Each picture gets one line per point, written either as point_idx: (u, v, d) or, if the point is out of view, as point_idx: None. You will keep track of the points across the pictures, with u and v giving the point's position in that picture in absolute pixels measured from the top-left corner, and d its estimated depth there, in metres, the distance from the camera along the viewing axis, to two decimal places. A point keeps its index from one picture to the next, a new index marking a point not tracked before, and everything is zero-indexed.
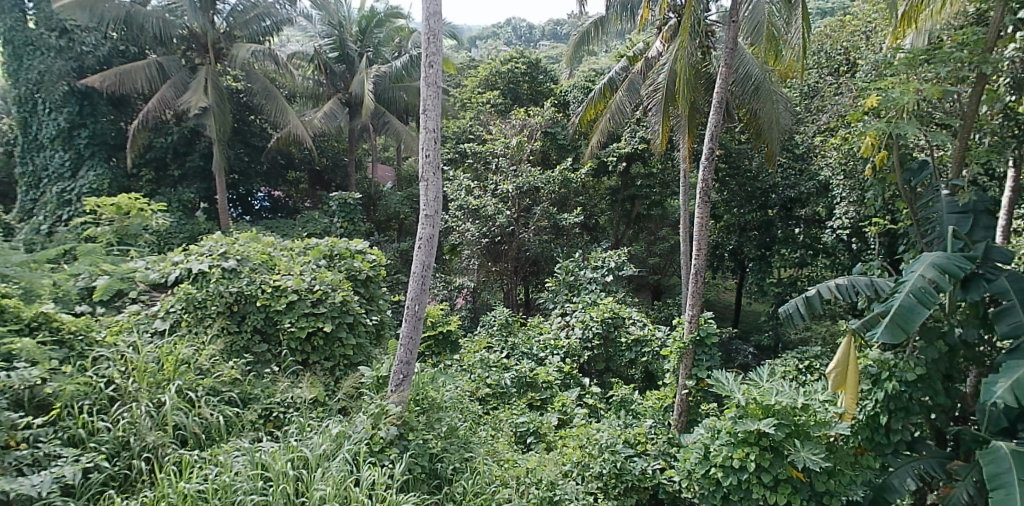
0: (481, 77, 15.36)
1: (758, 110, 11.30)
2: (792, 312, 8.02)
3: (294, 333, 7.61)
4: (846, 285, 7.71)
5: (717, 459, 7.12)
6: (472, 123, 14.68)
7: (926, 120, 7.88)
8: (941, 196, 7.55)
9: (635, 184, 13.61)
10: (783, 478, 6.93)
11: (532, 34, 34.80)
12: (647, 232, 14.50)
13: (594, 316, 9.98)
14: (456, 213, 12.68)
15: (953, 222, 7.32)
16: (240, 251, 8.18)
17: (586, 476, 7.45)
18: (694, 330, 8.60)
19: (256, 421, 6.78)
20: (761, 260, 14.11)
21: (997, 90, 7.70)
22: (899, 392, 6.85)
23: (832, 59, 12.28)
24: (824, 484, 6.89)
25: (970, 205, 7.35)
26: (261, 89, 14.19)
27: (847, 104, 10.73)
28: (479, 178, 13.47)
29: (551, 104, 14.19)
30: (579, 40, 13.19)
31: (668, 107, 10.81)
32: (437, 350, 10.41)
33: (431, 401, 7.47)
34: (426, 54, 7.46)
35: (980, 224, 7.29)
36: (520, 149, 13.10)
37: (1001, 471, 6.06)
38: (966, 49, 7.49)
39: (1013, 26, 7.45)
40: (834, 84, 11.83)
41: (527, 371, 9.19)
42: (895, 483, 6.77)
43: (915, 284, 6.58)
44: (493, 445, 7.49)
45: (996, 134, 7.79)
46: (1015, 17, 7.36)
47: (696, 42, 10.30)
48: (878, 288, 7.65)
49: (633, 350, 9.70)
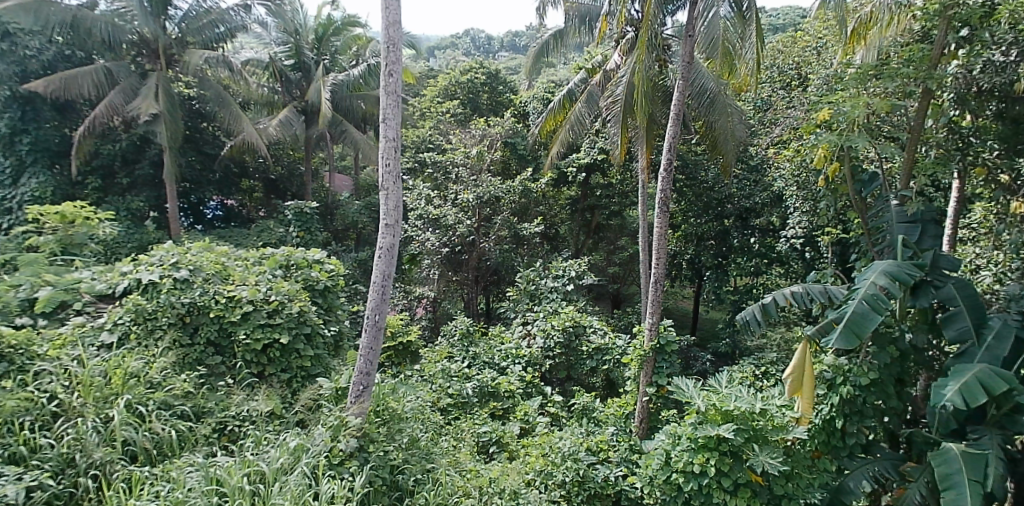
0: (440, 87, 15.31)
1: (714, 123, 11.54)
2: (749, 320, 8.12)
3: (249, 345, 7.44)
4: (800, 292, 7.86)
5: (678, 465, 7.13)
6: (431, 132, 14.54)
7: (875, 133, 8.10)
8: (890, 207, 7.76)
9: (594, 194, 13.74)
10: (743, 482, 7.00)
11: (491, 45, 34.91)
12: (607, 241, 14.55)
13: (555, 325, 10.00)
14: (416, 222, 12.61)
15: (902, 231, 7.53)
16: (192, 261, 7.94)
17: (549, 484, 7.39)
18: (654, 338, 8.67)
19: (209, 435, 6.57)
20: (718, 268, 14.29)
21: (942, 105, 7.92)
22: (854, 396, 7.01)
23: (784, 74, 12.67)
24: (782, 487, 7.01)
25: (918, 215, 7.57)
26: (215, 96, 13.96)
27: (799, 117, 11.04)
28: (439, 188, 13.42)
29: (511, 114, 14.22)
30: (539, 50, 13.25)
31: (626, 118, 10.95)
32: (397, 361, 10.28)
33: (392, 412, 7.36)
34: (385, 62, 7.39)
35: (928, 234, 7.52)
36: (480, 158, 13.10)
37: (952, 472, 6.21)
38: (912, 66, 7.76)
39: (957, 44, 7.69)
40: (786, 99, 12.14)
41: (489, 381, 9.13)
42: (850, 486, 6.87)
43: (867, 291, 6.73)
44: (455, 455, 7.39)
45: (940, 147, 7.98)
46: (958, 35, 7.63)
47: (653, 55, 10.47)
48: (831, 295, 7.81)
49: (594, 358, 9.75)
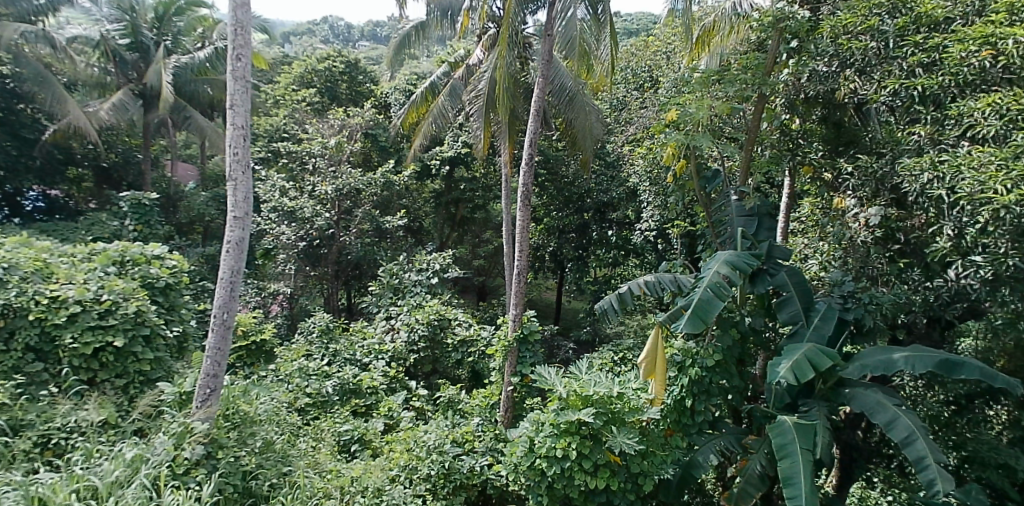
0: (295, 74, 14.66)
1: (573, 120, 11.88)
2: (607, 309, 8.43)
3: (77, 349, 6.76)
4: (653, 282, 8.25)
5: (541, 451, 7.24)
6: (286, 121, 13.84)
7: (718, 134, 8.71)
8: (731, 202, 8.34)
9: (458, 187, 13.67)
10: (602, 463, 7.15)
11: (351, 33, 33.95)
12: (471, 234, 14.59)
13: (420, 319, 9.85)
14: (270, 215, 12.00)
15: (741, 224, 8.11)
16: (6, 257, 7.09)
17: (413, 479, 7.28)
18: (518, 328, 8.79)
19: (29, 451, 5.94)
20: (578, 260, 14.76)
21: (775, 110, 8.58)
22: (701, 376, 7.51)
23: (637, 76, 13.28)
24: (639, 465, 7.20)
25: (755, 209, 8.19)
26: (32, 74, 12.89)
27: (651, 117, 11.59)
28: (295, 179, 12.85)
29: (371, 105, 13.90)
30: (400, 42, 12.98)
31: (488, 114, 11.03)
32: (250, 361, 9.74)
33: (243, 415, 6.86)
34: (233, 46, 6.95)
35: (763, 226, 8.16)
36: (339, 149, 12.68)
37: (786, 442, 6.74)
38: (750, 72, 8.45)
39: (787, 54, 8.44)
40: (639, 99, 12.71)
41: (351, 377, 8.86)
42: (699, 460, 7.33)
43: (712, 279, 7.18)
44: (314, 456, 7.11)
45: (775, 147, 8.66)
46: (789, 46, 8.36)
47: (514, 53, 10.63)
48: (680, 284, 8.25)
49: (459, 351, 9.78)
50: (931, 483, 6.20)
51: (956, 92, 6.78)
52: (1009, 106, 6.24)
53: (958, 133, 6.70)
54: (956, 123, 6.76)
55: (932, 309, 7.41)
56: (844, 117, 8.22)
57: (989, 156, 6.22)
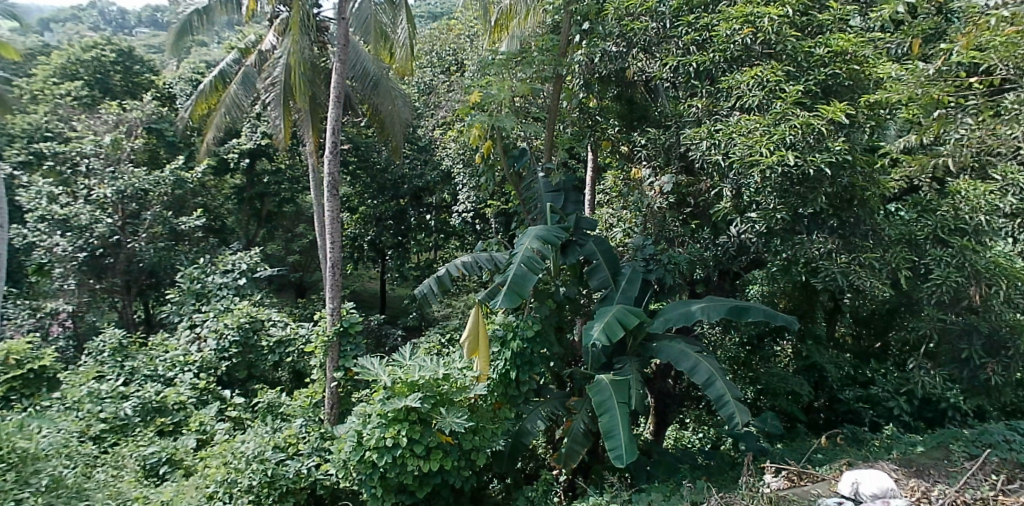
0: (55, 65, 12.97)
1: (379, 106, 11.64)
2: (426, 293, 8.40)
3: None
4: (470, 262, 8.32)
5: (370, 443, 7.04)
6: (48, 118, 12.17)
7: (523, 113, 9.08)
8: (538, 178, 8.64)
9: (261, 181, 13.12)
10: (434, 445, 7.15)
11: (126, 20, 30.81)
12: (282, 230, 13.91)
13: (229, 324, 9.29)
14: (38, 226, 10.60)
15: (550, 199, 8.43)
16: None
17: (234, 493, 6.96)
18: (337, 322, 8.44)
19: None
20: (398, 247, 14.56)
21: (573, 89, 9.01)
22: (523, 348, 7.73)
23: (443, 59, 13.25)
24: (470, 442, 7.30)
25: (561, 185, 8.57)
26: None
27: (458, 100, 11.62)
28: (66, 183, 11.42)
29: (153, 97, 12.68)
30: (181, 28, 11.74)
31: (287, 101, 10.60)
32: (27, 392, 8.62)
33: (23, 453, 6.32)
34: None
35: (570, 200, 8.54)
36: (118, 148, 11.42)
37: (605, 398, 7.07)
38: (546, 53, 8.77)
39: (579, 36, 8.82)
40: (446, 83, 12.72)
41: (153, 395, 8.29)
42: (528, 427, 7.63)
43: (524, 255, 7.38)
44: (115, 486, 6.77)
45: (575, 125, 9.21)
46: (580, 28, 8.75)
47: (308, 38, 10.20)
48: (497, 262, 8.39)
49: (275, 352, 9.32)
50: (730, 416, 6.77)
51: (725, 67, 7.51)
52: (768, 78, 6.98)
53: (730, 104, 7.41)
54: (727, 95, 7.48)
55: (722, 264, 8.20)
56: (636, 94, 8.80)
57: (755, 123, 6.90)
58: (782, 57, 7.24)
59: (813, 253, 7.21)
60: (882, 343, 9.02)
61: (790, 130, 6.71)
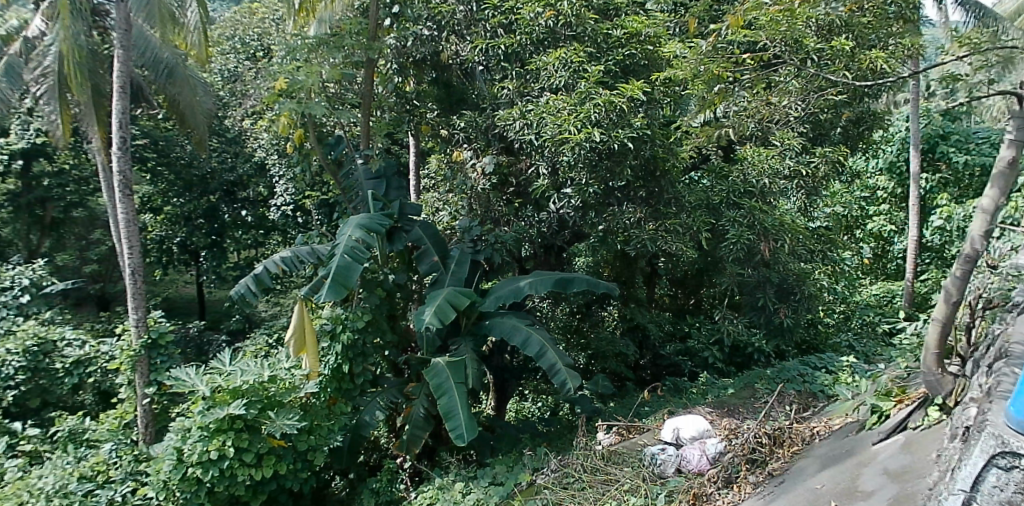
0: None
1: (176, 96, 10.85)
2: (244, 293, 7.86)
3: None
4: (290, 257, 7.89)
5: (192, 459, 6.55)
6: None
7: (334, 99, 8.35)
8: (357, 166, 8.37)
9: (41, 184, 11.58)
10: (265, 451, 6.81)
11: None
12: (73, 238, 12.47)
13: (12, 349, 8.25)
14: None
15: (372, 187, 8.15)
16: None
17: None
18: (144, 334, 7.82)
19: None
20: (213, 247, 13.47)
21: (386, 73, 8.65)
22: (354, 339, 7.49)
23: (246, 45, 12.42)
24: (305, 442, 7.08)
25: (381, 171, 8.31)
26: None
27: (266, 88, 10.95)
28: None
29: None
30: None
31: (65, 94, 9.72)
32: None
33: None
34: None
35: (393, 186, 8.30)
36: None
37: (443, 380, 7.00)
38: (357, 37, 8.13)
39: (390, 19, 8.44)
40: (252, 69, 11.89)
41: None
42: (367, 419, 7.48)
43: (347, 244, 7.05)
44: None
45: (393, 111, 8.80)
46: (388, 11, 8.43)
47: (82, 23, 9.30)
48: (319, 255, 8.03)
49: (74, 374, 8.41)
50: (563, 384, 6.89)
51: (533, 49, 7.75)
52: (571, 59, 7.25)
53: (540, 86, 7.66)
54: (535, 78, 7.76)
55: (546, 238, 8.59)
56: (452, 77, 8.77)
57: (563, 103, 7.12)
58: (584, 39, 7.56)
59: (624, 223, 7.70)
60: (697, 299, 9.83)
61: (595, 108, 6.96)
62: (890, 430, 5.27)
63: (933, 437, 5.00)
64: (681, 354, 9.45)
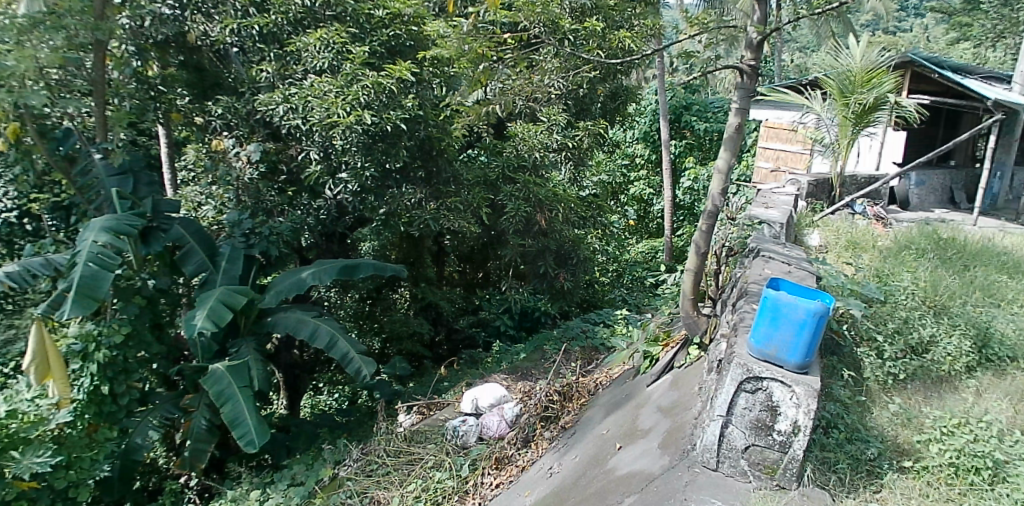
0: None
1: None
2: None
3: None
4: (17, 272, 6.60)
5: None
6: None
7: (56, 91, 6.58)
8: (95, 160, 7.24)
9: None
10: (11, 498, 5.79)
11: None
12: None
13: None
14: None
15: (115, 184, 7.20)
16: None
17: None
18: None
19: None
20: None
21: (120, 55, 7.20)
22: (113, 356, 6.49)
23: None
24: (63, 478, 6.11)
25: (125, 166, 7.38)
26: None
27: None
28: None
29: None
30: None
31: None
32: None
33: None
34: None
35: (142, 183, 7.48)
36: None
37: (224, 387, 6.37)
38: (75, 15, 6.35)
39: None
40: None
41: None
42: (139, 442, 6.64)
43: (90, 251, 6.16)
44: None
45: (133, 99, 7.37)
46: None
47: None
48: (56, 265, 6.83)
49: None
50: (357, 372, 6.61)
51: (291, 30, 7.18)
52: (334, 40, 6.86)
53: (303, 68, 6.99)
54: (298, 60, 7.08)
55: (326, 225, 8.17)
56: (202, 61, 7.72)
57: (328, 86, 6.62)
58: (345, 19, 7.20)
59: (405, 205, 7.42)
60: (482, 273, 9.68)
61: (363, 91, 6.63)
62: (660, 371, 5.14)
63: (692, 372, 4.85)
64: (474, 325, 9.44)
